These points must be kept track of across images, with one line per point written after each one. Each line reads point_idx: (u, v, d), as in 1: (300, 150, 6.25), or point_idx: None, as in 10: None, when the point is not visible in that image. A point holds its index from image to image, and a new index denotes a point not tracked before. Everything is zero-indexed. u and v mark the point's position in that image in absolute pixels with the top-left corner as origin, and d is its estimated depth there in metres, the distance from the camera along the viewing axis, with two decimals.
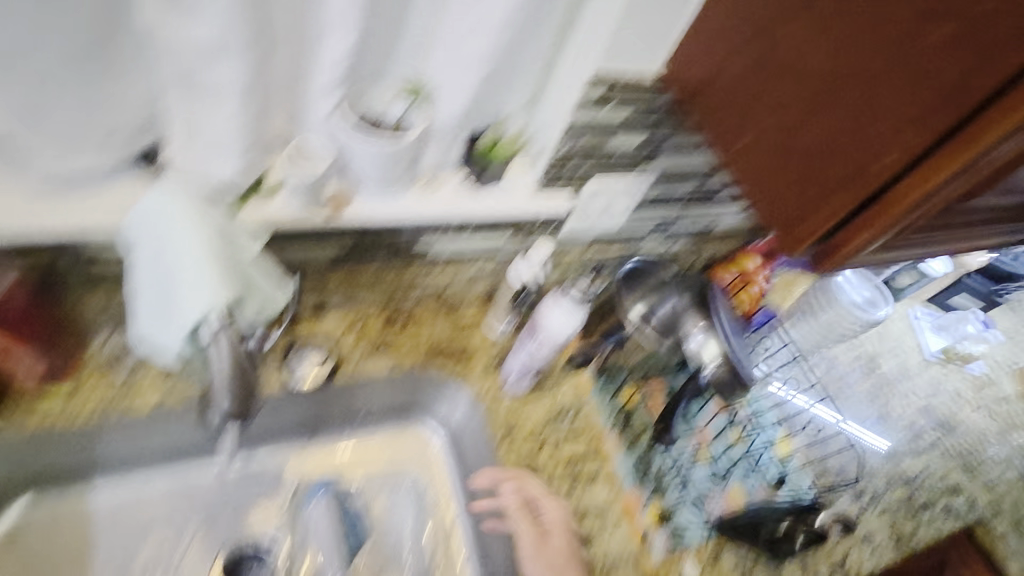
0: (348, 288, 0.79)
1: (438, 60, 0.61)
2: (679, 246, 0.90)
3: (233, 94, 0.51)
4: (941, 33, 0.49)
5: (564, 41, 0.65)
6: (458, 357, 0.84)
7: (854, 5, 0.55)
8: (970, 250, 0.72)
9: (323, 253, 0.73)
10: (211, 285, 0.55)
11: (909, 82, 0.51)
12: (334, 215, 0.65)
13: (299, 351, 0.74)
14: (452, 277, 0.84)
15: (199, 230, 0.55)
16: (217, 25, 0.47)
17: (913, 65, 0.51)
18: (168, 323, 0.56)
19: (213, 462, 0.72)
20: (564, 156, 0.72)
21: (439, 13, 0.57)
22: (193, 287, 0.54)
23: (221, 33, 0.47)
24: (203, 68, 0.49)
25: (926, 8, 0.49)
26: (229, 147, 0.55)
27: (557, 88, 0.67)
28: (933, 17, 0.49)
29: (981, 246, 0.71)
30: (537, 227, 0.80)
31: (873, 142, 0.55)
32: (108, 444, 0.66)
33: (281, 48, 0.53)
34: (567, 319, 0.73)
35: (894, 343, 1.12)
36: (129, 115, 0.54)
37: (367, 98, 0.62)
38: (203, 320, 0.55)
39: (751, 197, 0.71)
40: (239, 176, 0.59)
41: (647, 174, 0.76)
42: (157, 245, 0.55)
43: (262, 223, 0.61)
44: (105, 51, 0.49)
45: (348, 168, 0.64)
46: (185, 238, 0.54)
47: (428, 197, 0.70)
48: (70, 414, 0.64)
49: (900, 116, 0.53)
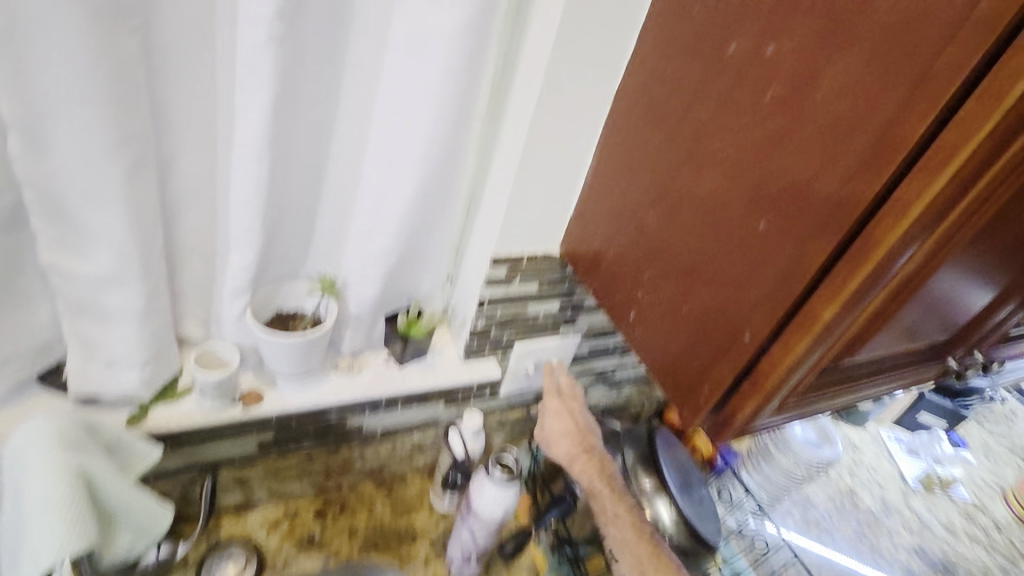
0: (276, 482, 0.74)
1: (347, 259, 0.65)
2: (627, 391, 0.95)
3: (130, 316, 0.53)
4: (812, 158, 0.39)
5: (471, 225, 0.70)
6: (399, 545, 0.76)
7: (716, 136, 0.45)
8: (903, 382, 0.63)
9: (240, 447, 0.69)
10: None
11: (788, 216, 0.41)
12: (248, 408, 0.65)
13: (217, 559, 0.68)
14: (391, 452, 0.80)
15: None
16: (110, 259, 0.49)
17: (795, 194, 0.40)
18: None
19: None
20: (483, 328, 0.73)
21: (345, 218, 0.64)
22: None
23: (114, 265, 0.50)
24: (99, 295, 0.51)
25: (787, 134, 0.40)
26: (129, 361, 0.56)
27: (468, 266, 0.71)
28: (807, 138, 0.39)
29: (909, 382, 0.63)
30: (469, 395, 0.79)
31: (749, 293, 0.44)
32: None
33: (192, 257, 0.59)
34: (497, 500, 0.68)
35: (869, 474, 1.06)
36: (29, 340, 0.55)
37: (280, 296, 0.66)
38: None
39: (645, 345, 0.55)
40: (143, 387, 0.59)
41: (570, 337, 0.80)
42: None
43: (167, 430, 0.60)
44: (4, 287, 0.51)
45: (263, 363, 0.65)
46: None
47: (348, 381, 0.71)
48: None
49: (779, 260, 0.41)
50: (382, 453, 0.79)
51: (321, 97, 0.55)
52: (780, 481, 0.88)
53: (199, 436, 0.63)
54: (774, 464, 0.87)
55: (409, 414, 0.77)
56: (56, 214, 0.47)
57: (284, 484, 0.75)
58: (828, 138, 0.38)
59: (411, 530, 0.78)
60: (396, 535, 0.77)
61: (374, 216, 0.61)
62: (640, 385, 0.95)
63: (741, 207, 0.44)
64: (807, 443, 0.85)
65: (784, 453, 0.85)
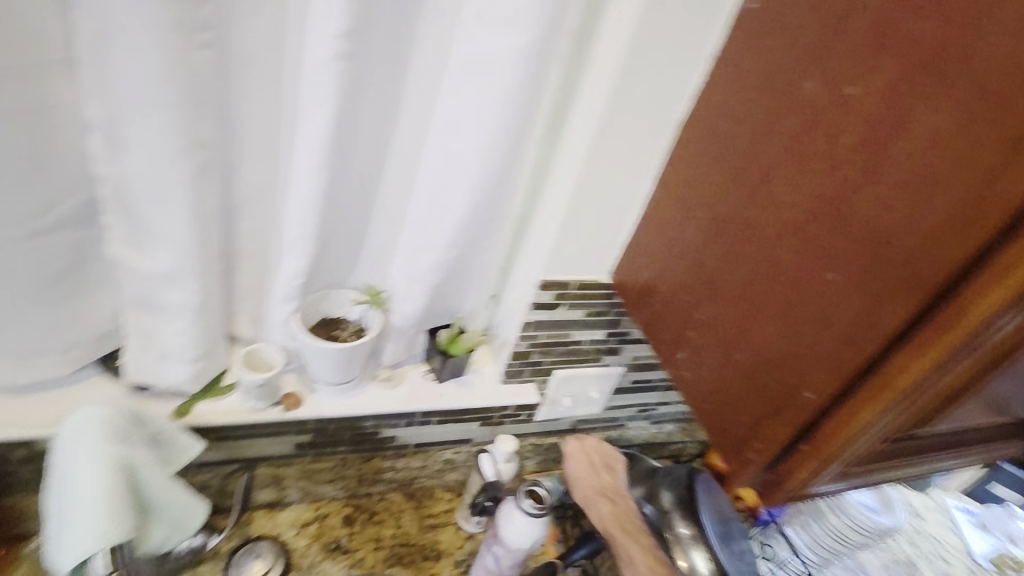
0: (309, 482, 0.75)
1: (393, 272, 0.65)
2: (668, 428, 0.91)
3: (185, 313, 0.55)
4: (894, 212, 0.36)
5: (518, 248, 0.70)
6: (423, 562, 0.76)
7: (783, 174, 0.43)
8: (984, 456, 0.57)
9: (277, 448, 0.70)
10: None
11: (859, 272, 0.38)
12: (287, 411, 0.66)
13: (246, 554, 0.69)
14: (422, 466, 0.79)
15: None
16: (171, 258, 0.52)
17: (868, 250, 0.37)
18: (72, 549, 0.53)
19: None
20: (525, 351, 0.71)
21: (393, 234, 0.65)
22: None
23: (175, 264, 0.52)
24: (158, 292, 0.54)
25: (865, 181, 0.37)
26: (180, 356, 0.58)
27: (513, 288, 0.71)
28: (889, 190, 0.36)
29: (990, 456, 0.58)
30: (505, 417, 0.77)
31: (810, 350, 0.41)
32: None
33: (246, 261, 0.61)
34: (525, 531, 0.66)
35: (932, 545, 0.97)
36: (93, 327, 0.58)
37: (328, 304, 0.67)
38: None
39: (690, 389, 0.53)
40: (191, 380, 0.61)
41: (614, 368, 0.77)
42: None
43: (210, 424, 0.62)
44: (75, 278, 0.54)
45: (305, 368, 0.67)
46: None
47: (386, 392, 0.71)
48: None
49: (846, 320, 0.38)
50: (413, 466, 0.79)
51: (380, 113, 0.56)
52: (831, 544, 0.80)
53: (240, 433, 0.65)
54: (825, 525, 0.79)
55: (445, 429, 0.76)
56: (127, 213, 0.50)
57: (316, 486, 0.75)
58: (910, 189, 0.35)
59: (436, 548, 0.78)
60: (421, 552, 0.76)
61: (420, 233, 0.61)
62: (681, 424, 0.91)
63: (813, 259, 0.40)
64: (865, 506, 0.78)
65: (837, 515, 0.78)
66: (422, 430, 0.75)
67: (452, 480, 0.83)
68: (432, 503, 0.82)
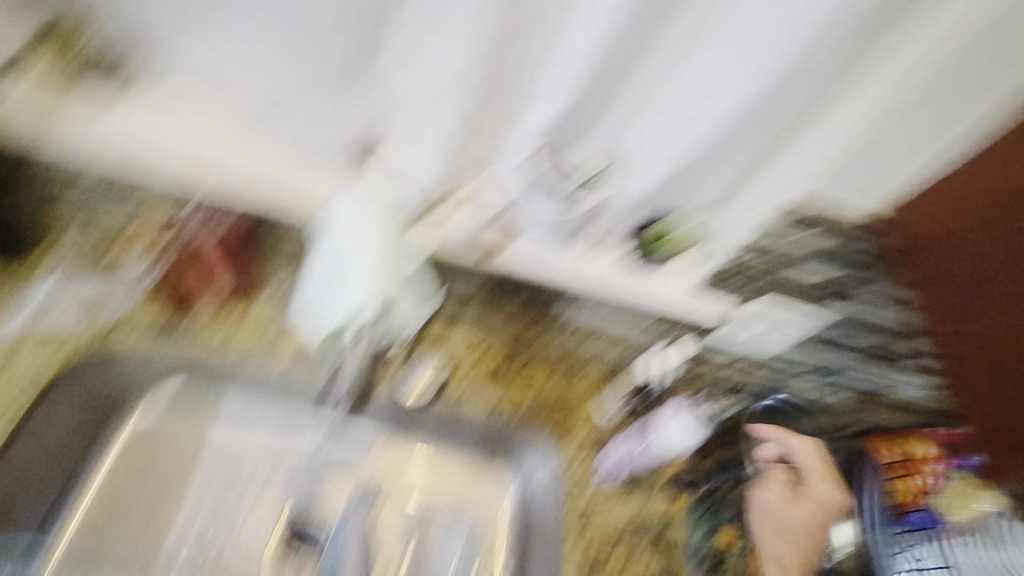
0: (485, 313, 0.82)
1: (637, 141, 0.77)
2: (840, 399, 0.84)
3: (455, 116, 0.70)
4: None
5: (750, 178, 0.86)
6: (560, 424, 0.77)
7: None
8: None
9: (470, 279, 0.80)
10: (369, 283, 0.66)
11: None
12: (487, 256, 0.75)
13: (417, 359, 0.75)
14: (579, 343, 0.84)
15: (379, 236, 0.68)
16: (450, 49, 0.64)
17: None
18: (325, 309, 0.67)
19: (303, 438, 0.71)
20: (727, 269, 0.87)
21: (633, 119, 0.74)
22: (353, 283, 0.66)
23: (454, 56, 0.64)
24: (429, 100, 0.69)
25: None
26: (429, 147, 0.74)
27: (746, 202, 0.88)
28: None
29: None
30: (679, 326, 0.84)
31: None
32: (235, 381, 0.69)
33: (507, 104, 0.71)
34: (682, 436, 0.75)
35: None
36: (365, 112, 0.76)
37: (563, 154, 0.78)
38: (350, 320, 0.67)
39: None
40: (433, 182, 0.78)
41: (831, 312, 0.88)
42: (340, 238, 0.67)
43: (425, 246, 0.72)
44: (360, 83, 0.72)
45: (520, 213, 0.76)
46: (361, 242, 0.67)
47: (586, 261, 0.79)
48: (210, 342, 0.68)
49: None
50: (574, 339, 0.84)
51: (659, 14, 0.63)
52: None
53: (451, 260, 0.75)
54: None
55: (618, 319, 0.84)
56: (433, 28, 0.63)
57: (490, 318, 0.82)
58: None
59: (571, 420, 0.78)
60: (563, 413, 0.78)
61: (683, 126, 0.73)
62: (859, 398, 0.84)
63: None
64: None
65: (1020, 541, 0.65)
66: (592, 310, 0.83)
67: (598, 369, 0.83)
68: (580, 380, 0.82)
